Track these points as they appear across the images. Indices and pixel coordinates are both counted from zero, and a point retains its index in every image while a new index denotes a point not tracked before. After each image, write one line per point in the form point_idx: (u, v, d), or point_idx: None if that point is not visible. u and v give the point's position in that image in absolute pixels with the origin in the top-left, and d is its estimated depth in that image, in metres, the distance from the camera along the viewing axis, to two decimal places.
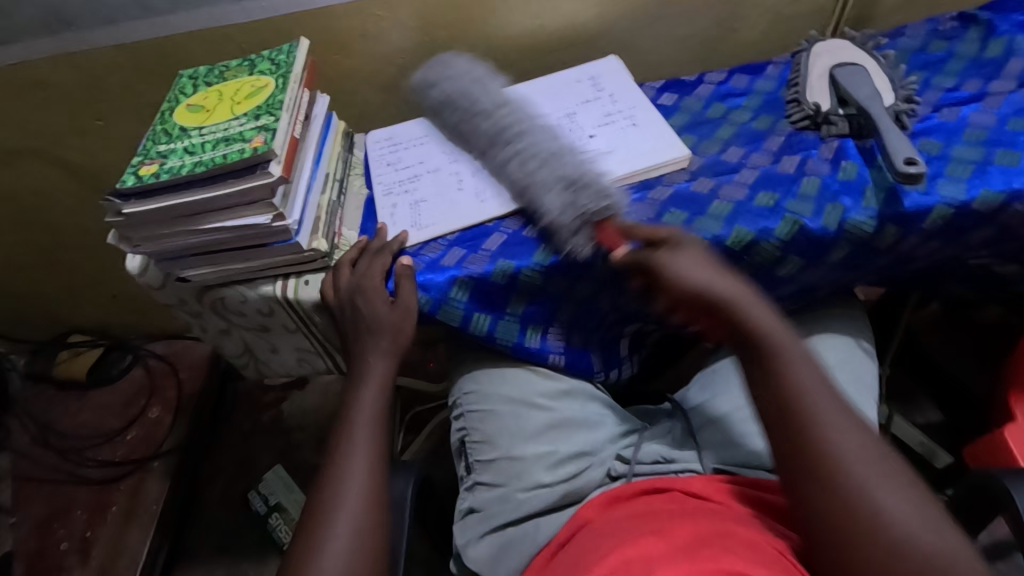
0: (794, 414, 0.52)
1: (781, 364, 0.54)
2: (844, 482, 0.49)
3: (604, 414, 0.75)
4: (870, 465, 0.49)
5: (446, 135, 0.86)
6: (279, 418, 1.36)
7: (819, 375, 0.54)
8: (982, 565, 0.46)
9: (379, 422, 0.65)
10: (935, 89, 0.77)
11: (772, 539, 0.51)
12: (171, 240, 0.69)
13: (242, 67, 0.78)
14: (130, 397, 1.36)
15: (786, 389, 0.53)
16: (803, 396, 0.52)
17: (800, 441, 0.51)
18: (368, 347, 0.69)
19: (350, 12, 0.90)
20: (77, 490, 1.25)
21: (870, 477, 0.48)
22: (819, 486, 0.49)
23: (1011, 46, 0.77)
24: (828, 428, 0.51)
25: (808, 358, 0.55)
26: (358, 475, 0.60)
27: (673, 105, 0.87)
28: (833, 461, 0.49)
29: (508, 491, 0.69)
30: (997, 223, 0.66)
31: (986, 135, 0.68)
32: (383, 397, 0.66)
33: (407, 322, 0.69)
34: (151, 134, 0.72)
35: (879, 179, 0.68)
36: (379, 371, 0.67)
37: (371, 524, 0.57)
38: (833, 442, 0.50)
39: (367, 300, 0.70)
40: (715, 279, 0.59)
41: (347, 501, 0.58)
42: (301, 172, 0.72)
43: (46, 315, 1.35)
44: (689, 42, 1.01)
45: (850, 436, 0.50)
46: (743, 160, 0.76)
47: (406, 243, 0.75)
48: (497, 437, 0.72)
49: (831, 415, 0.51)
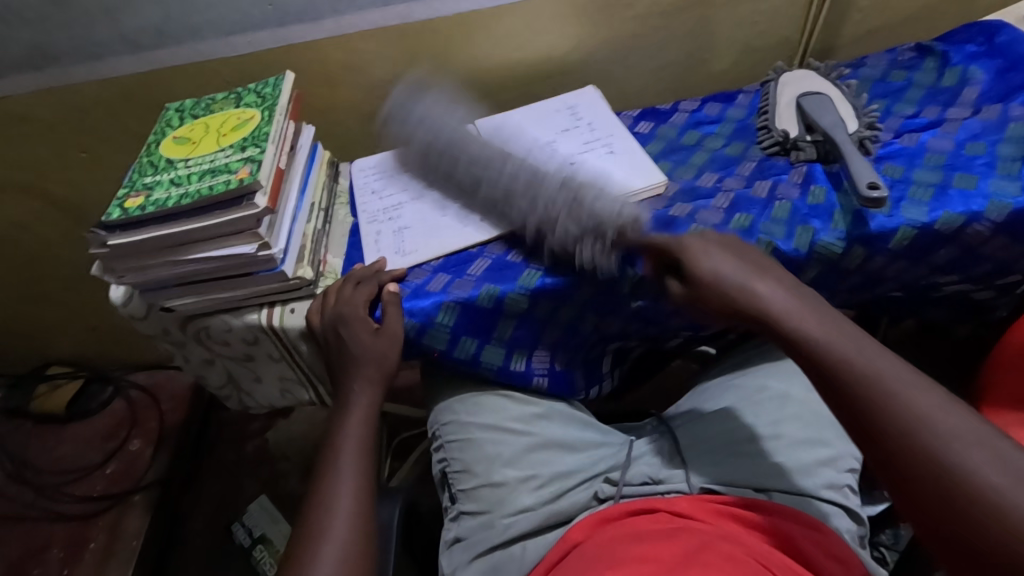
0: (861, 407, 0.48)
1: (839, 351, 0.51)
2: (936, 459, 0.44)
3: (584, 433, 0.76)
4: (954, 425, 0.45)
5: (430, 163, 0.89)
6: (265, 447, 1.34)
7: (888, 358, 0.50)
8: None
9: (366, 448, 0.65)
10: (896, 116, 0.81)
11: (752, 551, 0.52)
12: (155, 271, 0.69)
13: (228, 100, 0.80)
14: (110, 429, 1.34)
15: (847, 374, 0.50)
16: (864, 373, 0.49)
17: (891, 429, 0.46)
18: (353, 375, 0.69)
19: (333, 47, 0.92)
20: (53, 527, 1.22)
21: (959, 437, 0.44)
22: (908, 451, 0.45)
23: (965, 75, 0.81)
24: (899, 398, 0.47)
25: (864, 345, 0.51)
26: (347, 502, 0.60)
27: (650, 133, 0.90)
28: (927, 445, 0.44)
29: (492, 517, 0.69)
30: (959, 243, 0.69)
31: (945, 159, 0.72)
32: (369, 425, 0.67)
33: (393, 350, 0.70)
34: (137, 166, 0.73)
35: (845, 203, 0.71)
36: (366, 396, 0.68)
37: (358, 548, 0.57)
38: (922, 418, 0.45)
39: (350, 329, 0.69)
40: (750, 281, 0.58)
41: (333, 526, 0.58)
42: (286, 202, 0.73)
43: (24, 347, 1.33)
44: (663, 72, 1.05)
45: (923, 401, 0.46)
46: (717, 184, 0.79)
47: (401, 275, 0.75)
48: (476, 466, 0.73)
49: (906, 388, 0.47)
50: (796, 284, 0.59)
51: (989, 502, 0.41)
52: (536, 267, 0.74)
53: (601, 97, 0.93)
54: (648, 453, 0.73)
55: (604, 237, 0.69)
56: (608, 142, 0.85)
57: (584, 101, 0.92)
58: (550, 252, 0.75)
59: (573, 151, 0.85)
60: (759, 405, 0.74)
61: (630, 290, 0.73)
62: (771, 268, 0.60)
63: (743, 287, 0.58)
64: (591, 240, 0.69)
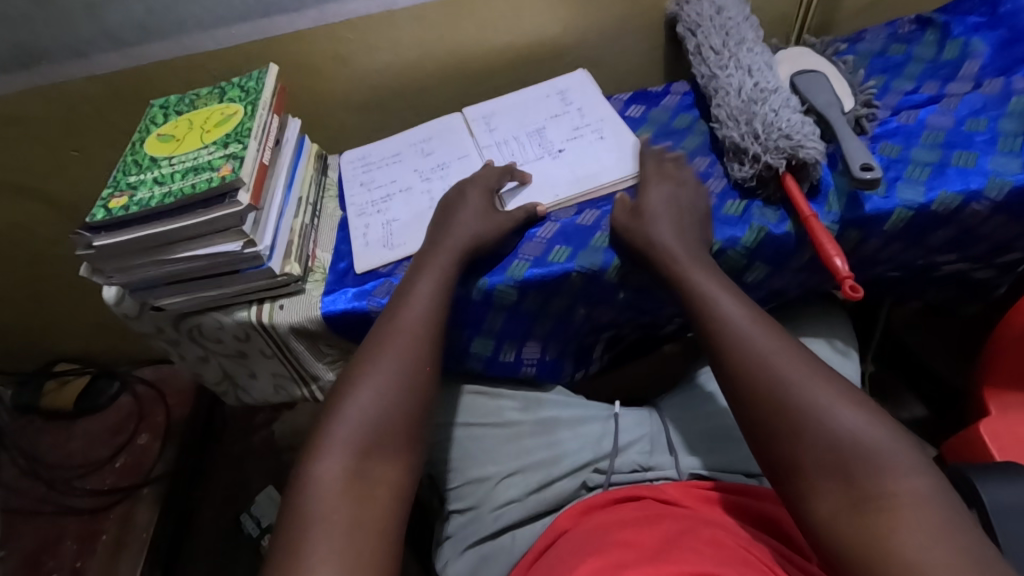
0: (743, 390, 0.53)
1: (722, 316, 0.57)
2: (797, 418, 0.49)
3: (562, 416, 0.76)
4: (804, 370, 0.51)
5: (419, 153, 0.87)
6: (271, 439, 1.35)
7: (759, 320, 0.56)
8: (933, 482, 0.43)
9: (424, 339, 0.61)
10: (895, 92, 0.78)
11: (740, 540, 0.52)
12: (143, 270, 0.69)
13: (212, 96, 0.79)
14: (118, 423, 1.36)
15: (733, 340, 0.55)
16: (738, 321, 0.56)
17: (768, 408, 0.50)
18: (438, 237, 0.69)
19: (318, 38, 0.91)
20: (66, 521, 1.24)
21: (833, 405, 0.48)
22: (765, 394, 0.51)
23: (967, 48, 0.78)
24: (763, 351, 0.53)
25: (739, 300, 0.59)
26: (393, 381, 0.57)
27: (641, 116, 0.88)
28: (794, 401, 0.49)
29: (480, 511, 0.70)
30: (957, 224, 0.67)
31: (944, 136, 0.70)
32: (431, 318, 0.62)
33: (490, 226, 0.70)
34: (122, 165, 0.73)
35: (841, 184, 0.70)
36: (429, 287, 0.64)
37: (393, 426, 0.55)
38: (772, 366, 0.52)
39: (456, 207, 0.72)
40: (672, 235, 0.65)
41: (371, 392, 0.56)
42: (272, 198, 0.73)
43: (32, 345, 1.35)
44: (657, 53, 1.02)
45: (782, 353, 0.53)
46: (710, 169, 0.78)
47: (378, 265, 0.76)
48: (458, 464, 0.73)
49: (769, 342, 0.54)
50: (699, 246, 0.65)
51: (841, 444, 0.46)
52: (525, 257, 0.72)
53: (591, 81, 0.91)
54: (637, 432, 0.73)
55: (790, 156, 0.68)
56: (598, 128, 0.83)
57: (574, 86, 0.91)
58: (540, 241, 0.73)
59: (561, 139, 0.83)
60: (716, 414, 0.71)
61: (619, 280, 0.72)
62: (686, 225, 0.67)
63: (675, 240, 0.65)
64: (774, 154, 0.68)
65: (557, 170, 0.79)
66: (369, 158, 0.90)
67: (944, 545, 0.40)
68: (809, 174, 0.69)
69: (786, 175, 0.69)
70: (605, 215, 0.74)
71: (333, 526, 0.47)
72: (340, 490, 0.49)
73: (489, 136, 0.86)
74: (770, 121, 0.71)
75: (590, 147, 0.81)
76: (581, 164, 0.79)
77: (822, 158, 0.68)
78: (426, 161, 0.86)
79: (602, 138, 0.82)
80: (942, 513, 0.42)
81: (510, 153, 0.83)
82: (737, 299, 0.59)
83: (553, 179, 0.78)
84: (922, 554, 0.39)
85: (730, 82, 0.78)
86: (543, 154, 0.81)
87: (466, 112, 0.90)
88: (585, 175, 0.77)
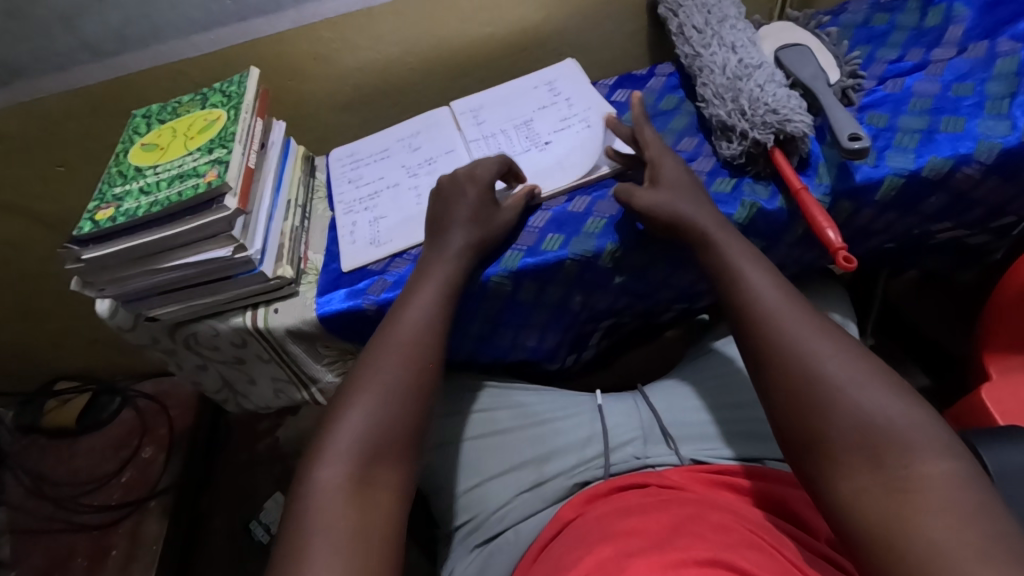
0: (771, 368, 0.53)
1: (751, 296, 0.57)
2: (826, 398, 0.48)
3: (569, 413, 0.76)
4: (844, 353, 0.50)
5: (407, 148, 0.87)
6: (276, 445, 1.35)
7: (789, 302, 0.56)
8: (968, 473, 0.43)
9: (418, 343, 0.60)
10: (879, 62, 0.78)
11: (747, 523, 0.52)
12: (134, 282, 0.69)
13: (194, 102, 0.79)
14: (122, 438, 1.35)
15: (764, 321, 0.55)
16: (767, 302, 0.56)
17: (797, 387, 0.50)
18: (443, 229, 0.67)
19: (298, 39, 0.90)
20: (75, 538, 1.23)
21: (864, 385, 0.48)
22: (796, 373, 0.51)
23: (950, 13, 0.78)
24: (796, 333, 0.53)
25: (769, 280, 0.58)
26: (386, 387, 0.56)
27: (627, 100, 0.88)
28: (825, 381, 0.49)
29: (483, 514, 0.70)
30: (949, 188, 0.67)
31: (932, 103, 0.69)
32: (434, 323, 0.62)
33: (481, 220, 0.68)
34: (106, 177, 0.72)
35: (830, 156, 0.70)
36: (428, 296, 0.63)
37: (390, 434, 0.54)
38: (806, 347, 0.51)
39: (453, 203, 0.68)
40: (692, 212, 0.64)
41: (365, 398, 0.55)
42: (260, 201, 0.72)
43: (31, 365, 1.35)
44: (640, 36, 1.02)
45: (816, 337, 0.52)
46: (698, 149, 0.77)
47: (371, 262, 0.76)
48: (448, 478, 0.73)
49: (805, 326, 0.53)
50: (721, 223, 0.64)
51: (871, 426, 0.46)
52: (519, 247, 0.71)
53: (579, 69, 0.90)
54: (630, 428, 0.72)
55: (777, 131, 0.68)
56: (585, 117, 0.83)
57: (562, 76, 0.90)
58: (532, 231, 0.72)
59: (549, 130, 0.82)
60: (720, 390, 0.73)
61: (613, 266, 0.72)
62: (706, 201, 0.66)
63: (695, 218, 0.64)
64: (761, 130, 0.68)
65: (545, 162, 0.78)
66: (357, 157, 0.89)
67: (974, 527, 0.40)
68: (798, 148, 0.69)
69: (774, 151, 0.69)
70: (596, 200, 0.74)
71: (338, 534, 0.47)
72: (338, 500, 0.49)
73: (476, 130, 0.85)
74: (757, 97, 0.70)
75: (577, 137, 0.80)
76: (568, 154, 0.78)
77: (810, 130, 0.67)
78: (413, 156, 0.86)
79: (589, 127, 0.81)
80: (972, 496, 0.41)
81: (498, 146, 0.82)
82: (768, 281, 0.58)
83: (540, 171, 0.77)
84: (948, 536, 0.40)
85: (714, 60, 0.78)
86: (530, 147, 0.81)
87: (453, 105, 0.90)
88: (572, 166, 0.77)
